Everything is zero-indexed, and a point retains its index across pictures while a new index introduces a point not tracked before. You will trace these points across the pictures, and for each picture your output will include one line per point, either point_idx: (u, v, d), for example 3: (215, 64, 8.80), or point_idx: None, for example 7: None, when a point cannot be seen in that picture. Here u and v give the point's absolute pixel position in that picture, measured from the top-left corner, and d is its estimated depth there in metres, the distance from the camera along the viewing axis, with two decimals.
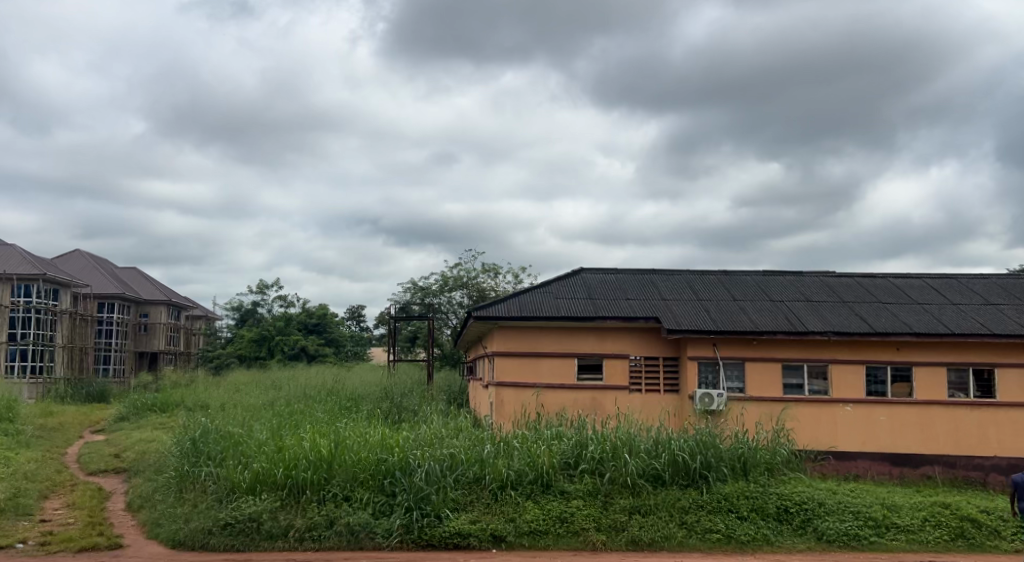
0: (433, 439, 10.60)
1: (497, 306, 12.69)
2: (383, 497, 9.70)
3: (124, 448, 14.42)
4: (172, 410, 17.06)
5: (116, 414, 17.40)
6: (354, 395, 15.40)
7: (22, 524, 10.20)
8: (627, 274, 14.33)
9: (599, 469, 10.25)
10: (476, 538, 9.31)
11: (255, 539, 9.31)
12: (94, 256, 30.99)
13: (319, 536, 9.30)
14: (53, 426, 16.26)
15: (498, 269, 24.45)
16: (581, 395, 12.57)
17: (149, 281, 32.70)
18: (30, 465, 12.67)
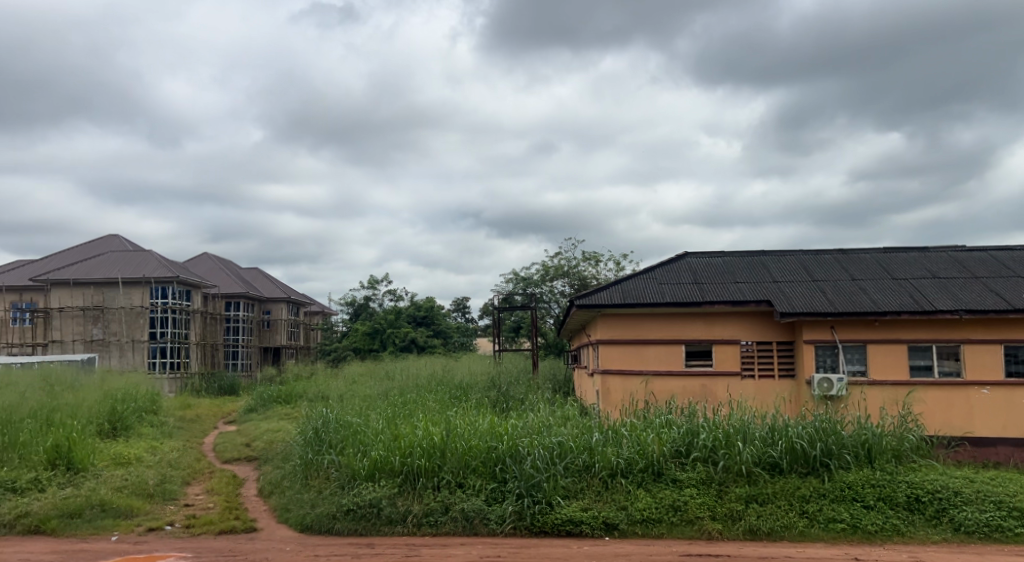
0: (541, 427, 10.73)
1: (603, 293, 12.69)
2: (494, 483, 9.92)
3: (254, 437, 15.28)
4: (295, 401, 17.91)
5: (247, 405, 18.40)
6: (463, 384, 15.74)
7: (169, 508, 10.98)
8: (736, 256, 14.04)
9: (712, 457, 10.12)
10: (588, 525, 9.39)
11: (376, 523, 9.70)
12: (221, 258, 32.80)
13: (436, 522, 9.60)
14: (192, 417, 17.38)
15: (599, 257, 24.38)
16: (690, 382, 12.43)
17: (269, 279, 34.34)
18: (173, 454, 13.60)
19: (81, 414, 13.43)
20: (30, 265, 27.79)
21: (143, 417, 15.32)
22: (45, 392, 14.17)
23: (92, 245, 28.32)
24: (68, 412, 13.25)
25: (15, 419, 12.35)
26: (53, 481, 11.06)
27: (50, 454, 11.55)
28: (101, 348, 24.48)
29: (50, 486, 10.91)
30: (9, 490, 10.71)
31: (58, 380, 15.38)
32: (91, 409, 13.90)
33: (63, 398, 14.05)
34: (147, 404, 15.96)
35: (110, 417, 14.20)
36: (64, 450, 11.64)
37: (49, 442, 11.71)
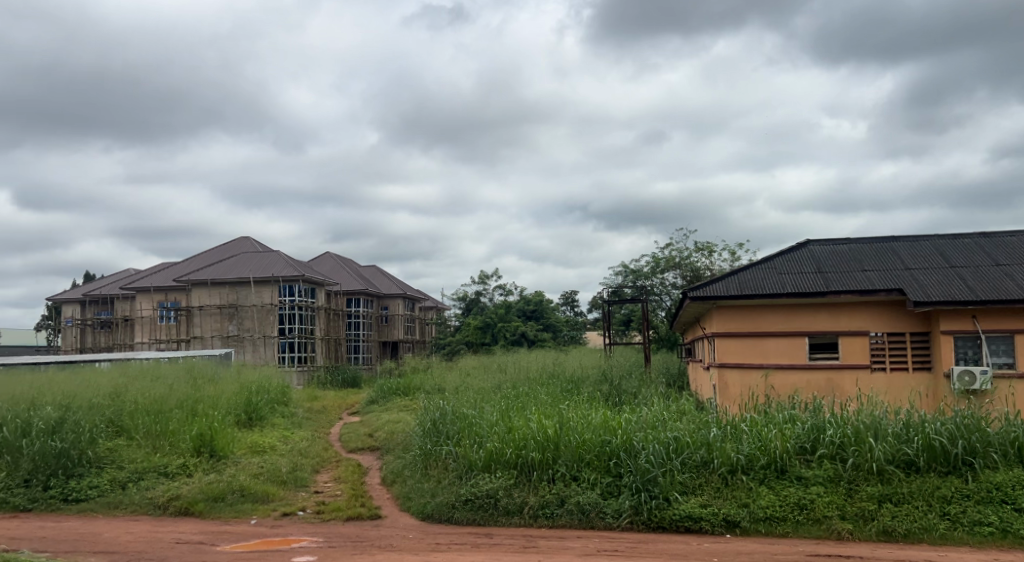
0: (656, 422, 10.59)
1: (719, 284, 12.41)
2: (609, 478, 9.88)
3: (376, 428, 15.81)
4: (413, 393, 18.41)
5: (369, 397, 19.06)
6: (575, 377, 15.75)
7: (301, 495, 11.53)
8: (863, 243, 13.43)
9: (840, 454, 9.73)
10: (708, 522, 9.22)
11: (494, 514, 9.86)
12: (340, 257, 34.07)
13: (552, 514, 9.67)
14: (319, 408, 18.17)
15: (713, 247, 23.82)
16: (815, 375, 11.99)
17: (386, 276, 35.38)
18: (303, 443, 14.27)
19: (221, 405, 14.28)
20: (173, 267, 29.76)
21: (275, 408, 16.16)
22: (189, 384, 15.16)
23: (227, 247, 30.02)
24: (210, 403, 14.13)
25: (165, 409, 13.27)
26: (199, 467, 11.82)
27: (195, 442, 12.35)
28: (236, 344, 25.92)
29: (197, 471, 11.68)
30: (161, 474, 11.53)
31: (200, 373, 16.40)
32: (230, 400, 14.77)
33: (206, 389, 14.99)
34: (278, 395, 16.81)
35: (246, 408, 15.05)
36: (208, 438, 12.43)
37: (194, 430, 12.52)
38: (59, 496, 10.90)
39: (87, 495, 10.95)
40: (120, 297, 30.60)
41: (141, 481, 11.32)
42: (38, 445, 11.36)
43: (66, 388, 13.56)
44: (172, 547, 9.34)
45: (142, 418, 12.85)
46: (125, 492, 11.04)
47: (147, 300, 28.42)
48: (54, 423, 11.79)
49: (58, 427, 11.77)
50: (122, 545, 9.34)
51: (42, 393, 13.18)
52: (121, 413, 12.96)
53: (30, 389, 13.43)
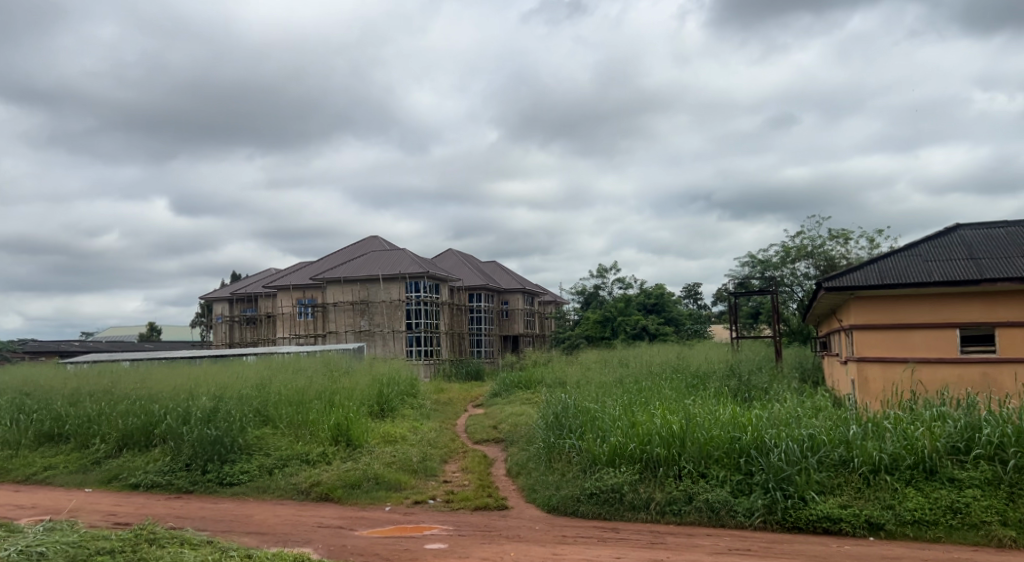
0: (789, 419, 10.29)
1: (857, 274, 11.91)
2: (739, 475, 9.69)
3: (500, 420, 16.10)
4: (535, 386, 18.60)
5: (492, 390, 19.41)
6: (700, 372, 15.49)
7: (431, 483, 11.95)
8: (1021, 226, 12.54)
9: (999, 455, 9.16)
10: (849, 524, 8.92)
11: (619, 508, 9.88)
12: (462, 253, 34.81)
13: (680, 511, 9.59)
14: (445, 400, 18.71)
15: (848, 234, 22.81)
16: (968, 370, 11.30)
17: (506, 271, 35.85)
18: (431, 434, 14.75)
19: (356, 396, 14.96)
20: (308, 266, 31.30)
21: (404, 400, 16.79)
22: (326, 376, 15.96)
23: (357, 246, 31.28)
24: (345, 395, 14.82)
25: (305, 400, 14.04)
26: (337, 456, 12.45)
27: (333, 431, 13.01)
28: (368, 338, 27.01)
29: (335, 459, 12.31)
30: (303, 461, 12.22)
31: (335, 366, 17.22)
32: (363, 392, 15.46)
33: (341, 381, 15.74)
34: (407, 388, 17.45)
35: (378, 400, 15.71)
36: (344, 428, 13.06)
37: (332, 420, 13.18)
38: (215, 480, 11.75)
39: (239, 479, 11.74)
40: (263, 295, 32.49)
41: (286, 467, 12.03)
42: (196, 432, 12.28)
43: (219, 380, 14.58)
44: (315, 530, 9.90)
45: (285, 409, 13.65)
46: (272, 477, 11.77)
47: (287, 297, 30.04)
48: (210, 412, 12.71)
49: (213, 415, 12.68)
50: (270, 527, 9.97)
51: (198, 384, 14.23)
52: (267, 403, 13.81)
53: (187, 380, 14.52)
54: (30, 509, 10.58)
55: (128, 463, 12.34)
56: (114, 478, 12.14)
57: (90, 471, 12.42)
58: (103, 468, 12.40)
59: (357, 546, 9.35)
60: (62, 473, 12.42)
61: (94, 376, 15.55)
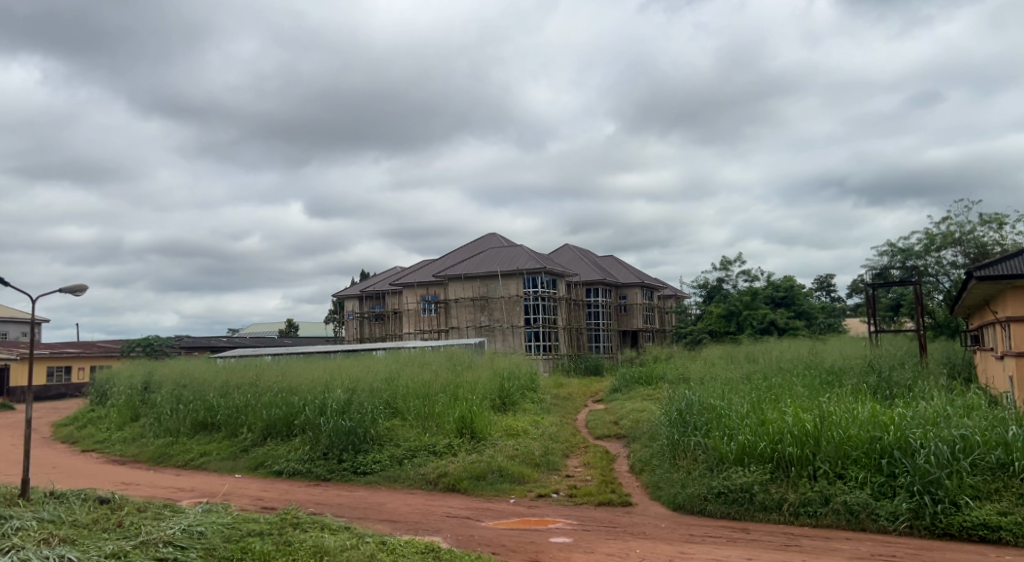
0: (938, 418, 9.69)
1: (1013, 262, 11.10)
2: (882, 478, 9.23)
3: (621, 416, 15.98)
4: (656, 382, 18.35)
5: (612, 385, 19.31)
6: (834, 368, 14.82)
7: (554, 478, 12.01)
8: None
9: None
10: (1009, 532, 8.33)
11: (749, 509, 9.61)
12: (580, 248, 34.75)
13: (815, 513, 9.23)
14: (565, 395, 18.78)
15: (1002, 219, 21.25)
16: None
17: (625, 265, 35.49)
18: (553, 428, 14.84)
19: (479, 390, 15.23)
20: (430, 264, 32.09)
21: (524, 394, 16.98)
22: (450, 370, 16.33)
23: (477, 243, 31.80)
24: (469, 388, 15.12)
25: (431, 393, 14.41)
26: (462, 448, 12.72)
27: (458, 424, 13.30)
28: (488, 333, 27.44)
29: (461, 451, 12.57)
30: (431, 453, 12.55)
31: (458, 360, 17.60)
32: (486, 386, 15.71)
33: (464, 375, 16.04)
34: (527, 382, 17.66)
35: (500, 393, 15.96)
36: (469, 421, 13.31)
37: (457, 413, 13.47)
38: (350, 469, 12.25)
39: (372, 468, 12.20)
40: (389, 292, 33.58)
41: (414, 457, 12.39)
42: (332, 423, 12.85)
43: (352, 373, 15.18)
44: (444, 520, 10.13)
45: (413, 401, 14.06)
46: (402, 467, 12.15)
47: (411, 294, 30.92)
48: (344, 403, 13.24)
49: (347, 407, 13.20)
50: (401, 515, 10.29)
51: (333, 377, 14.87)
52: (396, 396, 14.26)
53: (322, 374, 15.20)
54: (188, 491, 11.35)
55: (272, 452, 13.06)
56: (260, 465, 12.86)
57: (238, 458, 13.20)
58: (251, 456, 13.15)
59: (484, 537, 9.51)
60: (214, 460, 13.28)
61: (241, 370, 16.52)
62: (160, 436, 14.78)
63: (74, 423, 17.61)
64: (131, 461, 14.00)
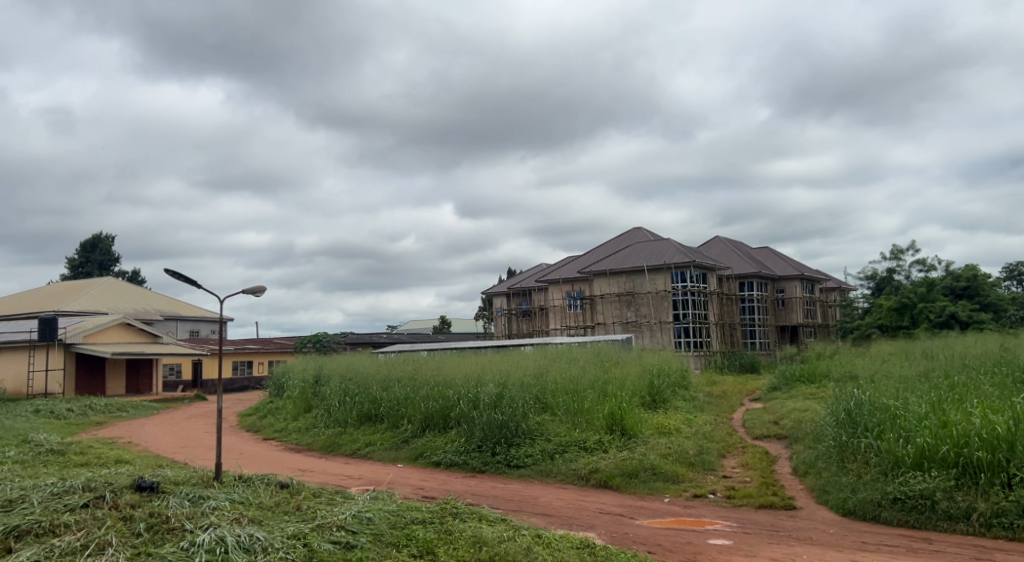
0: None
1: None
2: None
3: (782, 416, 15.30)
4: (820, 381, 17.43)
5: (771, 383, 18.57)
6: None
7: (710, 478, 11.67)
8: None
9: None
10: None
11: (932, 517, 8.94)
12: (732, 240, 33.69)
13: (1011, 524, 8.47)
14: (720, 393, 18.23)
15: None
16: None
17: (782, 257, 33.98)
18: (707, 427, 14.45)
19: (628, 386, 15.05)
20: (576, 259, 32.10)
21: (676, 391, 16.65)
22: (599, 366, 16.26)
23: (622, 237, 31.49)
24: (618, 384, 14.98)
25: (580, 389, 14.37)
26: (613, 445, 12.61)
27: (608, 420, 13.18)
28: (636, 329, 27.10)
29: (612, 448, 12.47)
30: (582, 448, 12.53)
31: (607, 356, 17.49)
32: (636, 382, 15.52)
33: (614, 371, 15.93)
34: (678, 379, 17.34)
35: (650, 390, 15.71)
36: (619, 418, 13.17)
37: (607, 409, 13.36)
38: (504, 462, 12.43)
39: (525, 462, 12.32)
40: (536, 288, 33.90)
41: (566, 453, 12.41)
42: (485, 416, 13.10)
43: (502, 369, 15.40)
44: (598, 517, 10.07)
45: (562, 397, 14.09)
46: (554, 462, 12.19)
47: (557, 290, 31.04)
48: (496, 397, 13.45)
49: (498, 401, 13.40)
50: (554, 510, 10.33)
51: (484, 372, 15.14)
52: (545, 391, 14.33)
53: (475, 368, 15.53)
54: (357, 479, 11.92)
55: (430, 443, 13.48)
56: (420, 456, 13.29)
57: (400, 448, 13.72)
58: (411, 447, 13.63)
59: (640, 535, 9.36)
60: (378, 450, 13.87)
61: (400, 364, 17.17)
62: (330, 426, 15.62)
63: (256, 413, 18.96)
64: (306, 449, 14.88)
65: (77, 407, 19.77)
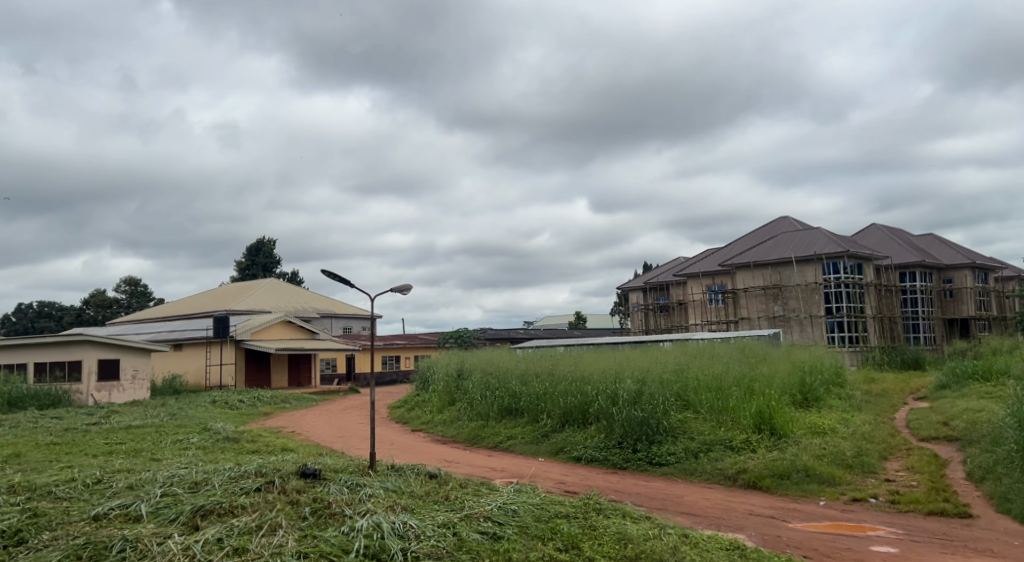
0: None
1: None
2: None
3: (952, 416, 14.18)
4: (996, 378, 16.03)
5: (938, 381, 17.27)
6: None
7: (871, 481, 10.95)
8: None
9: None
10: None
11: None
12: (890, 228, 31.65)
13: None
14: (880, 391, 17.13)
15: None
16: None
17: (949, 245, 31.56)
18: (866, 427, 13.59)
19: (776, 384, 14.41)
20: (717, 252, 31.14)
21: (830, 389, 15.79)
22: (745, 362, 15.67)
23: (768, 228, 30.25)
24: (766, 382, 14.35)
25: (724, 386, 13.88)
26: (762, 444, 12.09)
27: (756, 419, 12.64)
28: (783, 324, 25.98)
29: (760, 448, 11.96)
30: (728, 447, 12.10)
31: (753, 352, 16.85)
32: (785, 379, 14.84)
33: (761, 368, 15.29)
34: (833, 376, 16.45)
35: (801, 388, 14.98)
36: (768, 416, 12.60)
37: (754, 408, 12.82)
38: (645, 459, 12.20)
39: (667, 460, 12.03)
40: (674, 283, 33.18)
41: (711, 452, 12.03)
42: (625, 413, 12.89)
43: (641, 364, 15.13)
44: (747, 518, 9.67)
45: (705, 394, 13.66)
46: (699, 461, 11.84)
47: (697, 284, 30.23)
48: (635, 394, 13.21)
49: (638, 397, 13.15)
50: (701, 509, 10.01)
51: (623, 368, 14.90)
52: (687, 388, 13.94)
53: (613, 364, 15.33)
54: (500, 472, 12.03)
55: (571, 438, 13.42)
56: (560, 451, 13.26)
57: (540, 443, 13.74)
58: (551, 441, 13.63)
59: (794, 538, 8.90)
60: (520, 443, 13.95)
61: (538, 359, 17.24)
62: (473, 420, 15.87)
63: (404, 406, 19.58)
64: (450, 442, 15.20)
65: (246, 397, 21.14)
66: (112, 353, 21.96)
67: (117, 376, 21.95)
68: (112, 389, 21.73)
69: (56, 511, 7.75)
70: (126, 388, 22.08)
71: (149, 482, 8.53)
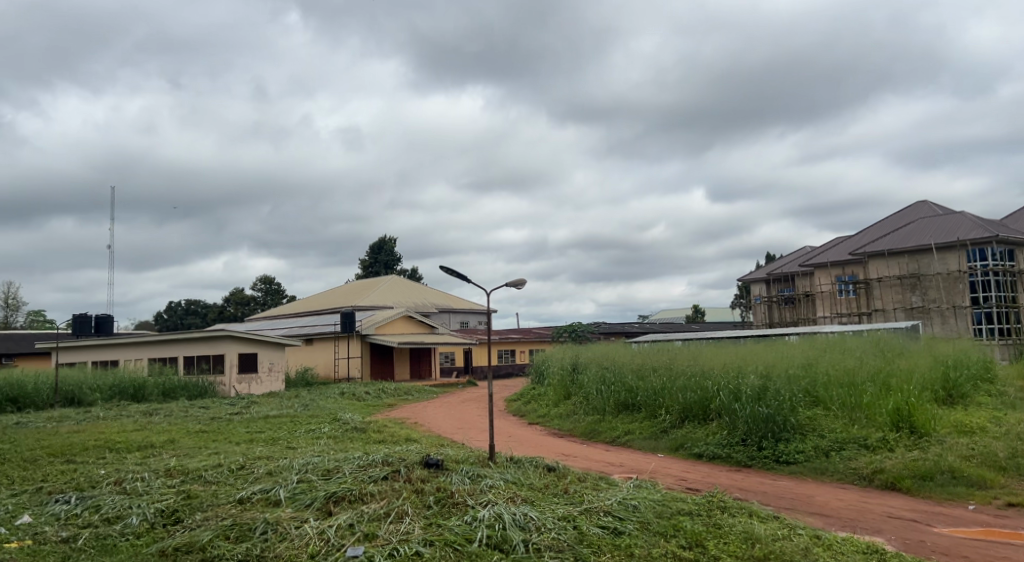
0: None
1: None
2: None
3: None
4: None
5: None
6: None
7: None
8: None
9: None
10: None
11: None
12: None
13: None
14: None
15: None
16: None
17: None
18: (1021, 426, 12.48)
19: (915, 379, 13.47)
20: (847, 241, 29.56)
21: (977, 386, 14.64)
22: (880, 356, 14.74)
23: (904, 213, 28.43)
24: (903, 377, 13.44)
25: (857, 382, 13.08)
26: (900, 443, 11.31)
27: (893, 417, 11.83)
28: (922, 316, 24.40)
29: (899, 447, 11.19)
30: (862, 446, 11.40)
31: (888, 346, 15.85)
32: (925, 374, 13.85)
33: (898, 362, 14.33)
34: (980, 371, 15.25)
35: (944, 384, 13.95)
36: (906, 414, 11.76)
37: (891, 404, 12.01)
38: (771, 457, 11.66)
39: (795, 458, 11.45)
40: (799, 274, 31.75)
41: (843, 450, 11.37)
42: (748, 409, 12.36)
43: (766, 359, 14.49)
44: (885, 520, 9.05)
45: (836, 390, 12.93)
46: (830, 460, 11.21)
47: (824, 275, 28.82)
48: (760, 390, 12.65)
49: (763, 393, 12.58)
50: (834, 510, 9.45)
51: (746, 362, 14.32)
52: (815, 384, 13.24)
53: (735, 359, 14.76)
54: (618, 467, 11.79)
55: (691, 434, 13.01)
56: (680, 447, 12.89)
57: (659, 438, 13.40)
58: (670, 437, 13.26)
59: (939, 544, 8.24)
60: (638, 439, 13.65)
61: (655, 353, 16.85)
62: (589, 414, 15.67)
63: (521, 399, 19.61)
64: (567, 435, 15.08)
65: (372, 389, 21.77)
66: (251, 347, 23.06)
67: (256, 369, 23.07)
68: (252, 381, 22.86)
69: (206, 494, 8.13)
70: (264, 380, 23.19)
71: (286, 469, 8.84)
